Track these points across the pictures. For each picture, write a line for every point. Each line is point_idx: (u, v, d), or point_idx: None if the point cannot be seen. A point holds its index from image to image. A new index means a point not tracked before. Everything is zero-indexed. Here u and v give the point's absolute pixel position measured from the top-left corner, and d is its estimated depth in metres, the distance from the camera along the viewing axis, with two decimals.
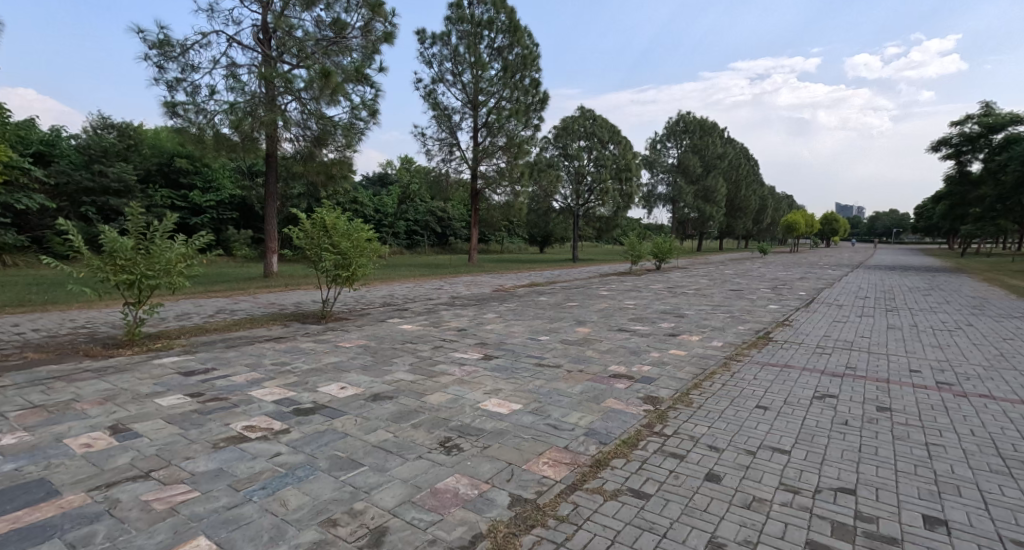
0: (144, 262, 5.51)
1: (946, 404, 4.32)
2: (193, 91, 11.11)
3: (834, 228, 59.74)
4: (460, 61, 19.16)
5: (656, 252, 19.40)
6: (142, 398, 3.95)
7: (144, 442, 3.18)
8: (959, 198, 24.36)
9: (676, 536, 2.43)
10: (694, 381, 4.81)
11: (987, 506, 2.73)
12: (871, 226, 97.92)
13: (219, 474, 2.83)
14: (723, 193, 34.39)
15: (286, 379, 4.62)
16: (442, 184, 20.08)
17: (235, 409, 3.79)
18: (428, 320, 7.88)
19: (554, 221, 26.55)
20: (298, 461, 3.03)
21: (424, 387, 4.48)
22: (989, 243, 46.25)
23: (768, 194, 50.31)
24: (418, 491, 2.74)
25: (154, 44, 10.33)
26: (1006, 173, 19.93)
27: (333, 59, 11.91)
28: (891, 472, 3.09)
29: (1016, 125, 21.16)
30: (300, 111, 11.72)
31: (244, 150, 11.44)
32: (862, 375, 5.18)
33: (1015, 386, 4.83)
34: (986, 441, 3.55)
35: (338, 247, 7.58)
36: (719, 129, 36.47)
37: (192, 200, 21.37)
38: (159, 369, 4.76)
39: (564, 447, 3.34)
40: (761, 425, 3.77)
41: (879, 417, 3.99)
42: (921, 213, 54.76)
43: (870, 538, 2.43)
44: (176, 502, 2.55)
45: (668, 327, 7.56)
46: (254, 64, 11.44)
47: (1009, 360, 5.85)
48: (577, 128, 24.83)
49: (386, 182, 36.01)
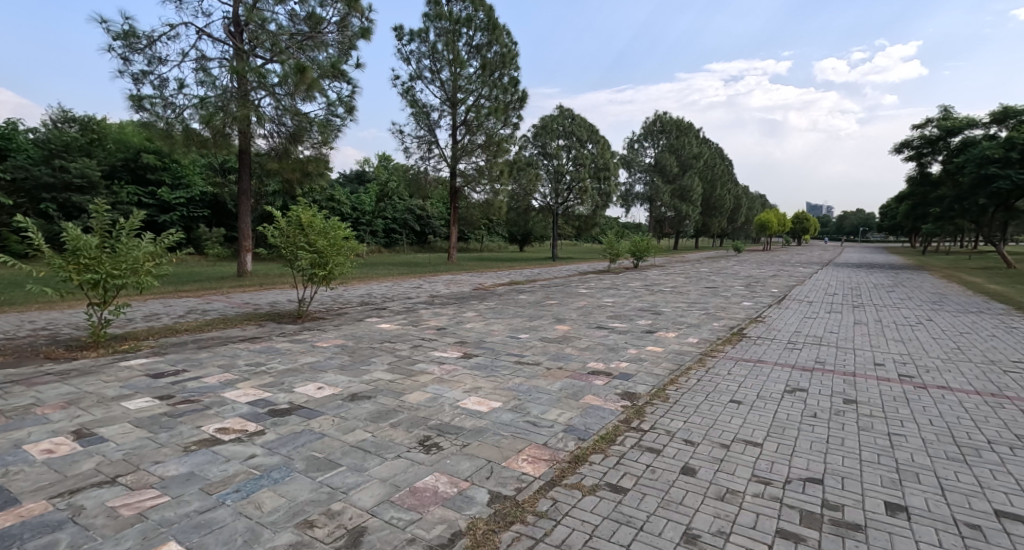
0: (110, 262, 5.32)
1: (907, 395, 4.48)
2: (161, 84, 10.79)
3: (805, 227, 61.09)
4: (439, 58, 19.06)
5: (634, 251, 19.58)
6: (108, 401, 3.82)
7: (110, 446, 3.08)
8: (920, 197, 25.23)
9: (652, 529, 2.46)
10: (670, 377, 4.88)
11: (943, 492, 2.83)
12: (840, 223, 100.70)
13: (191, 478, 2.77)
14: (698, 192, 34.99)
15: (262, 379, 4.54)
16: (421, 182, 19.94)
17: (208, 411, 3.70)
18: (406, 319, 7.84)
19: (533, 220, 26.55)
20: (273, 462, 2.98)
21: (403, 386, 4.43)
22: (948, 243, 48.24)
23: (742, 194, 51.45)
24: (397, 491, 2.72)
25: (119, 35, 9.99)
26: (964, 175, 20.68)
27: (308, 55, 11.73)
28: (856, 462, 3.19)
29: (973, 128, 21.97)
30: (274, 107, 11.45)
31: (215, 146, 11.14)
32: (831, 369, 5.33)
33: (971, 378, 5.03)
34: (943, 430, 3.70)
35: (315, 246, 7.45)
36: (694, 130, 37.09)
37: (159, 197, 20.74)
38: (126, 371, 4.63)
39: (543, 444, 3.34)
40: (734, 419, 3.84)
41: (845, 409, 4.11)
42: (887, 211, 56.77)
43: (836, 525, 2.50)
44: (145, 507, 2.48)
45: (646, 324, 7.67)
46: (226, 58, 11.16)
47: (966, 353, 6.10)
48: (556, 127, 24.90)
49: (364, 180, 35.55)
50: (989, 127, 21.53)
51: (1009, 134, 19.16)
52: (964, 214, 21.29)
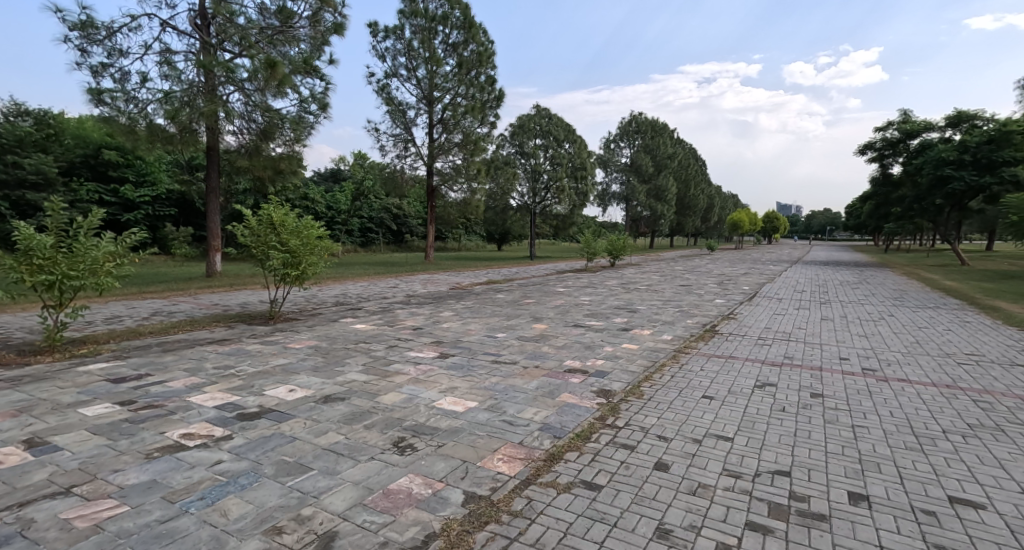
0: (66, 261, 5.11)
1: (870, 388, 4.63)
2: (122, 77, 10.42)
3: (775, 226, 62.73)
4: (414, 56, 18.89)
5: (610, 250, 19.74)
6: (64, 408, 3.67)
7: (64, 456, 2.96)
8: (882, 197, 26.09)
9: (626, 525, 2.48)
10: (645, 374, 4.94)
11: (902, 480, 2.93)
12: (808, 222, 103.61)
13: (152, 486, 2.68)
14: (673, 192, 35.52)
15: (230, 382, 4.41)
16: (398, 180, 19.74)
17: (172, 416, 3.59)
18: (382, 319, 7.76)
19: (511, 219, 26.56)
20: (241, 468, 2.90)
21: (377, 387, 4.38)
22: (909, 240, 50.17)
23: (716, 194, 52.45)
24: (370, 493, 2.69)
25: (76, 26, 9.60)
26: (921, 176, 21.42)
27: (279, 49, 11.49)
28: (822, 453, 3.27)
29: (930, 131, 22.79)
30: (243, 103, 11.20)
31: (181, 142, 10.80)
32: (799, 364, 5.47)
33: (929, 371, 5.23)
34: (902, 421, 3.83)
35: (287, 245, 7.30)
36: (668, 130, 37.65)
37: (122, 195, 20.03)
38: (84, 376, 4.46)
39: (519, 443, 3.34)
40: (706, 414, 3.91)
41: (812, 403, 4.22)
42: (852, 213, 58.74)
43: (803, 516, 2.56)
44: (101, 518, 2.38)
45: (622, 322, 7.75)
46: (191, 51, 10.84)
47: (924, 347, 6.34)
48: (533, 126, 24.94)
49: (340, 178, 35.03)
50: (945, 130, 22.36)
51: (963, 137, 19.99)
52: (922, 213, 22.12)
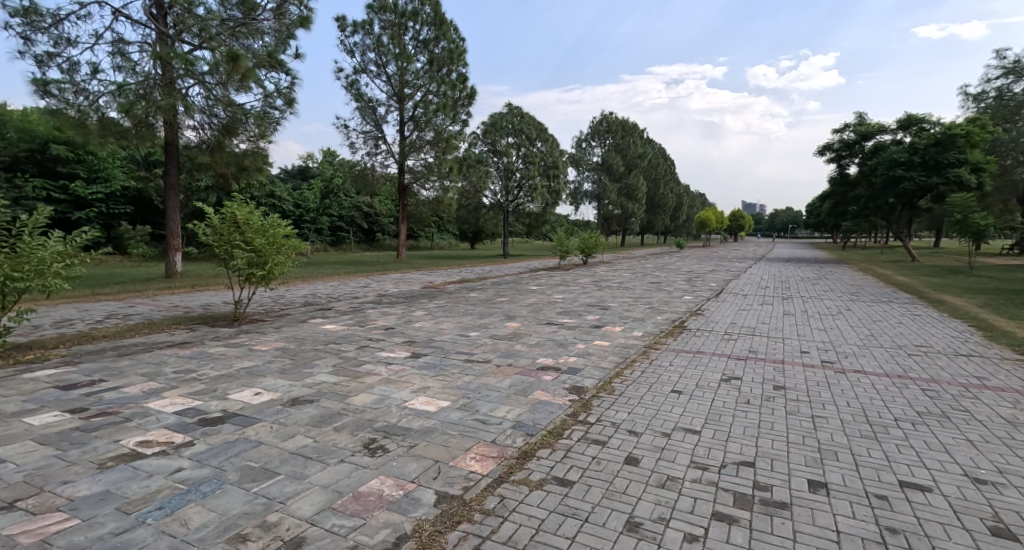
0: (9, 262, 4.81)
1: (829, 379, 4.79)
2: (71, 68, 9.94)
3: (741, 225, 64.43)
4: (384, 51, 18.62)
5: (583, 247, 19.86)
6: (7, 418, 3.48)
7: (8, 468, 2.79)
8: (840, 196, 27.05)
9: (596, 520, 2.49)
10: (616, 370, 4.99)
11: (858, 467, 3.03)
12: (772, 221, 106.70)
13: (105, 497, 2.55)
14: (643, 190, 35.97)
15: (191, 387, 4.25)
16: (368, 178, 19.43)
17: (128, 423, 3.43)
18: (352, 319, 7.62)
19: (484, 217, 26.49)
20: (203, 475, 2.79)
21: (347, 388, 4.29)
22: (867, 238, 52.19)
23: (685, 193, 53.46)
24: (340, 497, 2.62)
25: (18, 12, 9.10)
26: (876, 176, 22.24)
27: (242, 42, 11.16)
28: (784, 444, 3.36)
29: (883, 133, 23.65)
30: (204, 97, 10.78)
31: (137, 136, 10.37)
32: (763, 357, 5.62)
33: (884, 362, 5.44)
34: (858, 410, 3.97)
35: (251, 244, 7.07)
36: (638, 130, 38.20)
37: (73, 193, 19.18)
38: (30, 383, 4.22)
39: (491, 441, 3.32)
40: (674, 408, 3.97)
41: (774, 395, 4.33)
42: (813, 212, 60.75)
43: (765, 505, 2.62)
44: (49, 532, 2.26)
45: (594, 319, 7.83)
46: (147, 42, 10.39)
47: (879, 339, 6.60)
48: (505, 124, 24.87)
49: (307, 176, 34.38)
50: (897, 133, 23.27)
51: (913, 138, 20.94)
52: (877, 212, 23.05)
